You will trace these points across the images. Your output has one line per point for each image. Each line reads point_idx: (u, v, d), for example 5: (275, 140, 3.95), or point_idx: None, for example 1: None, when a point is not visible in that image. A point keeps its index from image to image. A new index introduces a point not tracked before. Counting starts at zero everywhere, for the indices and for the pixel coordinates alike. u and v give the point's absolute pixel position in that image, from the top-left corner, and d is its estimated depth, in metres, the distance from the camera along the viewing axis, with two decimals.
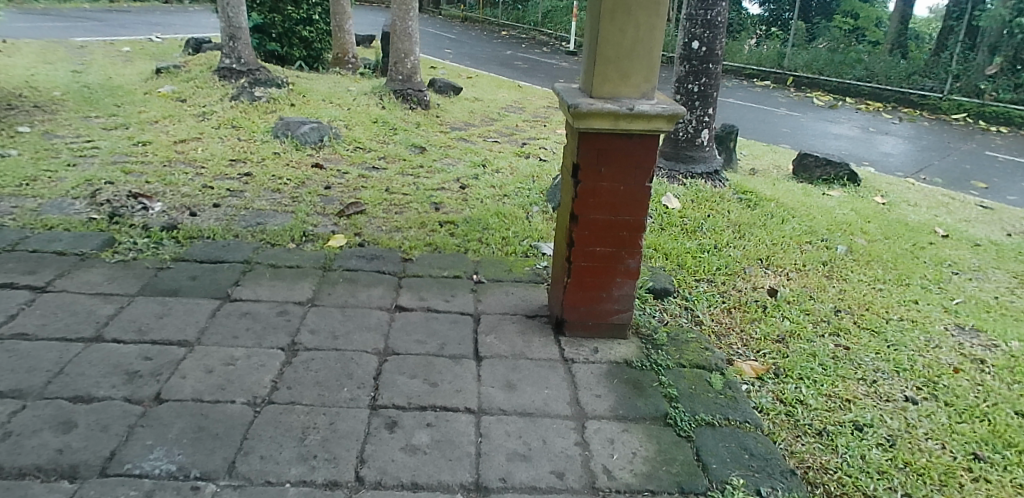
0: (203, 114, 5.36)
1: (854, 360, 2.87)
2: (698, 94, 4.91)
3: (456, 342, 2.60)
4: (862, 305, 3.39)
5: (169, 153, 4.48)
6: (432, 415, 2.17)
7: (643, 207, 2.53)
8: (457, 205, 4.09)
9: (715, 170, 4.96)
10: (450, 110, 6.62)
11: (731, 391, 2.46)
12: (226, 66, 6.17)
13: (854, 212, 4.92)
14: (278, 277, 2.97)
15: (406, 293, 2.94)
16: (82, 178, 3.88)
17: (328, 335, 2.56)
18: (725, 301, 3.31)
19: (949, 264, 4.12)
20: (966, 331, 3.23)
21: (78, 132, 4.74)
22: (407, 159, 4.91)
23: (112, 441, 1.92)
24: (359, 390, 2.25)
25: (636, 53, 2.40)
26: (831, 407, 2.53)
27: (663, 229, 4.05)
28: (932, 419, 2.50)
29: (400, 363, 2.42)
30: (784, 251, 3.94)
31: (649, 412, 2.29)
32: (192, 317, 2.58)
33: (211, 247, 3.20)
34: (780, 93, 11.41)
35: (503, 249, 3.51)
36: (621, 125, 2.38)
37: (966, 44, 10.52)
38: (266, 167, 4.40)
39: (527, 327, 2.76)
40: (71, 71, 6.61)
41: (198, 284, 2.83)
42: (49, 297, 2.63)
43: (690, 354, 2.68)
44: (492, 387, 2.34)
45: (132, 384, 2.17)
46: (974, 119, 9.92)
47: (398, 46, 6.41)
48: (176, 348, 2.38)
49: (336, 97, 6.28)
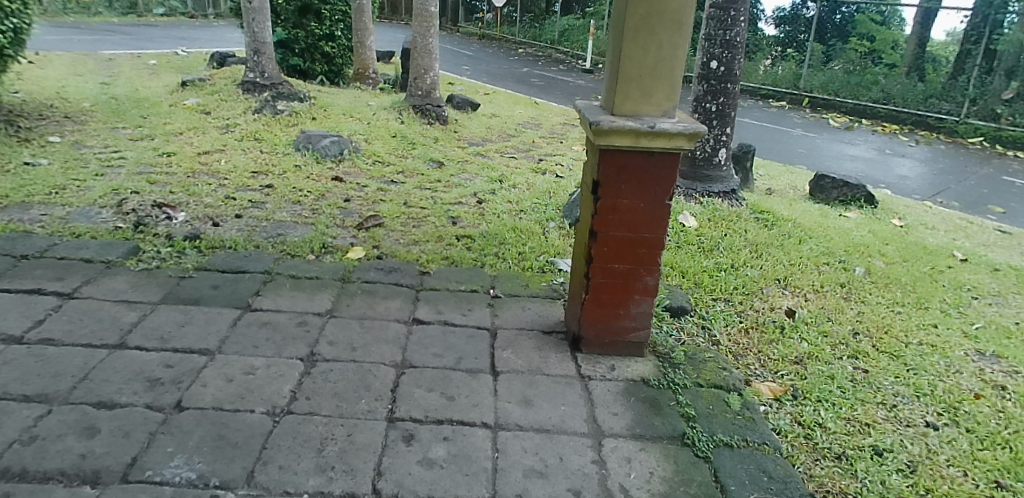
0: (227, 127, 5.44)
1: (874, 384, 2.85)
2: (715, 113, 4.90)
3: (473, 357, 2.61)
4: (881, 328, 3.37)
5: (193, 164, 4.55)
6: (448, 429, 2.17)
7: (663, 225, 2.53)
8: (474, 220, 4.12)
9: (732, 189, 4.94)
10: (467, 126, 6.67)
11: (749, 412, 2.44)
12: (250, 79, 6.27)
13: (871, 234, 4.89)
14: (298, 288, 2.99)
15: (424, 306, 2.95)
16: (109, 188, 3.95)
17: (347, 346, 2.58)
18: (743, 321, 3.30)
19: (968, 289, 4.09)
20: (987, 357, 3.20)
21: (105, 143, 4.82)
22: (426, 174, 4.94)
23: (134, 447, 1.94)
24: (377, 402, 2.26)
25: (658, 71, 2.41)
26: (850, 430, 2.52)
27: (680, 247, 4.05)
28: (953, 446, 2.48)
29: (418, 376, 2.43)
30: (801, 272, 3.93)
31: (666, 431, 2.28)
32: (213, 326, 2.60)
33: (233, 257, 3.23)
34: (796, 113, 11.43)
35: (520, 264, 3.53)
36: (642, 143, 2.40)
37: (983, 68, 10.43)
38: (288, 179, 4.45)
39: (544, 343, 2.76)
40: (100, 84, 6.73)
41: (220, 294, 2.86)
42: (74, 303, 2.67)
43: (708, 374, 2.66)
44: (509, 403, 2.34)
45: (153, 391, 2.19)
46: (990, 143, 9.91)
47: (419, 62, 6.48)
48: (197, 357, 2.40)
49: (357, 111, 6.35)
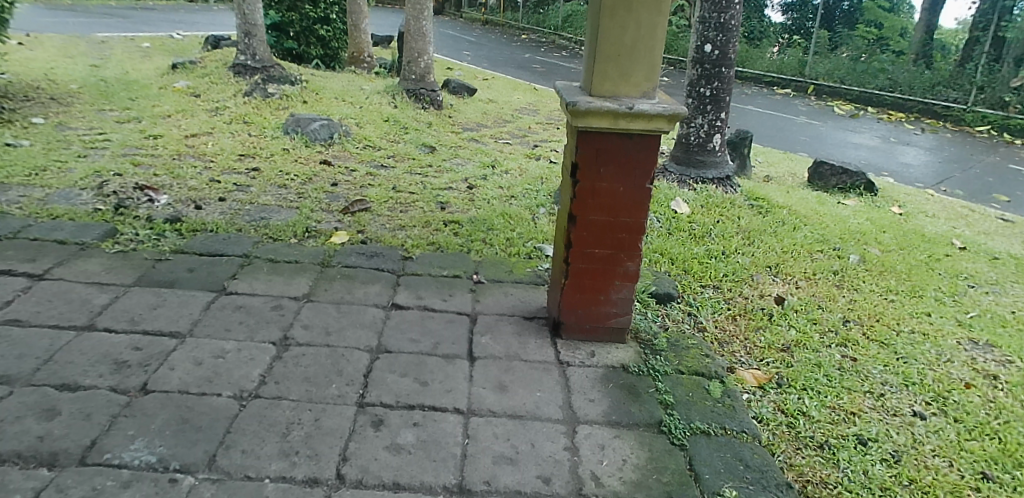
0: (216, 109, 5.38)
1: (861, 372, 2.86)
2: (710, 98, 4.80)
3: (450, 342, 2.56)
4: (873, 316, 3.37)
5: (179, 147, 4.50)
6: (419, 414, 2.13)
7: (643, 210, 2.46)
8: (463, 205, 4.07)
9: (726, 176, 4.86)
10: (462, 111, 6.59)
11: (730, 400, 2.38)
12: (241, 62, 6.20)
13: (869, 222, 4.82)
14: (276, 271, 2.94)
15: (403, 291, 2.90)
16: (91, 169, 3.91)
17: (322, 330, 2.53)
18: (730, 308, 3.26)
19: (965, 277, 4.05)
20: (980, 346, 3.20)
21: (91, 125, 4.78)
22: (417, 158, 4.89)
23: (94, 429, 1.90)
24: (348, 387, 2.22)
25: (637, 51, 2.33)
26: (835, 419, 2.53)
27: (670, 233, 3.99)
28: (940, 435, 2.50)
29: (391, 361, 2.38)
30: (794, 259, 3.88)
31: (643, 418, 2.23)
32: (185, 309, 2.56)
33: (212, 240, 3.19)
34: (800, 101, 11.31)
35: (507, 250, 3.47)
36: (620, 125, 2.32)
37: (990, 55, 10.29)
38: (275, 163, 4.41)
39: (523, 329, 2.70)
40: (91, 66, 6.68)
41: (195, 276, 2.81)
42: (45, 284, 2.63)
43: (690, 360, 2.61)
44: (483, 388, 2.30)
45: (119, 373, 2.16)
46: (998, 132, 9.77)
47: (412, 45, 6.41)
48: (167, 340, 2.36)
49: (349, 95, 6.28)
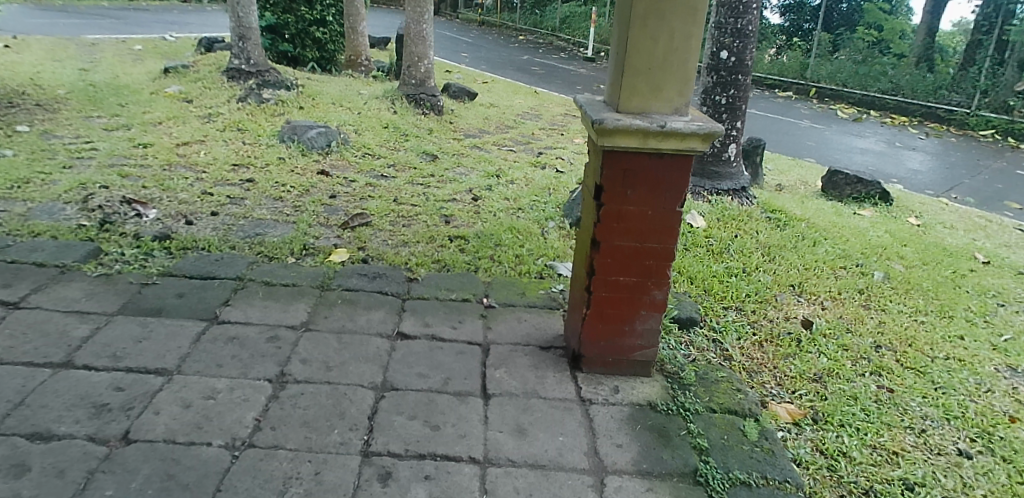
0: (209, 116, 5.16)
1: (900, 405, 2.67)
2: (725, 106, 4.59)
3: (462, 377, 2.35)
4: (905, 340, 3.18)
5: (170, 156, 4.29)
6: (431, 465, 1.92)
7: (673, 234, 2.26)
8: (469, 219, 3.86)
9: (742, 187, 4.68)
10: (464, 116, 6.39)
11: (768, 443, 2.19)
12: (235, 66, 5.98)
13: (888, 234, 4.64)
14: (272, 297, 2.73)
15: (409, 318, 2.69)
16: (76, 181, 3.69)
17: (322, 365, 2.32)
18: (756, 333, 3.07)
19: (993, 295, 3.87)
20: (1019, 374, 3.02)
21: (77, 133, 4.55)
22: (418, 168, 4.68)
23: (67, 490, 1.69)
24: (352, 433, 2.01)
25: (669, 64, 2.13)
26: (877, 461, 2.34)
27: (687, 249, 3.80)
28: (990, 478, 2.31)
29: (399, 401, 2.18)
30: (818, 277, 3.69)
31: (676, 467, 2.03)
32: (173, 341, 2.35)
33: (203, 260, 2.97)
34: (803, 104, 11.15)
35: (517, 268, 3.27)
36: (651, 144, 2.13)
37: (995, 59, 10.13)
38: (270, 173, 4.19)
39: (540, 361, 2.50)
40: (79, 69, 6.45)
41: (184, 303, 2.60)
42: (20, 314, 2.42)
43: (721, 396, 2.41)
44: (500, 432, 2.09)
45: (98, 419, 1.94)
46: (1002, 136, 9.59)
47: (412, 49, 6.19)
48: (152, 378, 2.15)
49: (347, 100, 6.07)
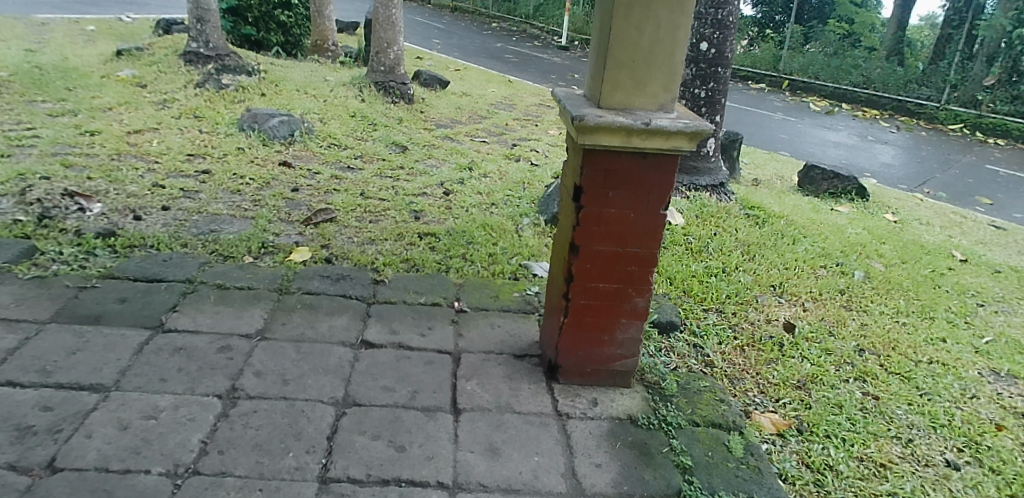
0: (164, 102, 4.89)
1: (885, 414, 2.58)
2: (704, 100, 4.46)
3: (431, 390, 2.19)
4: (888, 343, 3.09)
5: (119, 145, 4.02)
6: (395, 491, 1.76)
7: (656, 239, 2.12)
8: (439, 214, 3.69)
9: (720, 182, 4.59)
10: (435, 105, 6.18)
11: (754, 459, 2.07)
12: (193, 49, 5.69)
13: (866, 231, 4.58)
14: (225, 301, 2.53)
15: (375, 324, 2.52)
16: (13, 172, 3.43)
17: (278, 378, 2.14)
18: (737, 337, 2.96)
19: (971, 294, 3.82)
20: (1002, 378, 2.95)
21: (18, 119, 4.26)
22: (387, 159, 4.48)
23: None
24: (308, 456, 1.83)
25: (654, 56, 1.98)
26: (865, 474, 2.24)
27: (666, 248, 3.68)
28: (979, 491, 2.23)
29: (361, 419, 2.01)
30: (798, 277, 3.60)
31: (659, 488, 1.90)
32: (112, 353, 2.14)
33: (151, 260, 2.76)
34: (775, 96, 11.13)
35: (490, 268, 3.11)
36: (634, 143, 1.98)
37: (963, 53, 10.22)
38: (228, 164, 3.96)
39: (515, 372, 2.35)
40: (25, 50, 6.09)
41: (127, 309, 2.39)
42: None
43: (704, 408, 2.29)
44: (471, 452, 1.94)
45: (20, 445, 1.74)
46: (970, 131, 9.70)
47: (380, 34, 5.95)
48: (86, 395, 1.95)
49: (313, 87, 5.82)
